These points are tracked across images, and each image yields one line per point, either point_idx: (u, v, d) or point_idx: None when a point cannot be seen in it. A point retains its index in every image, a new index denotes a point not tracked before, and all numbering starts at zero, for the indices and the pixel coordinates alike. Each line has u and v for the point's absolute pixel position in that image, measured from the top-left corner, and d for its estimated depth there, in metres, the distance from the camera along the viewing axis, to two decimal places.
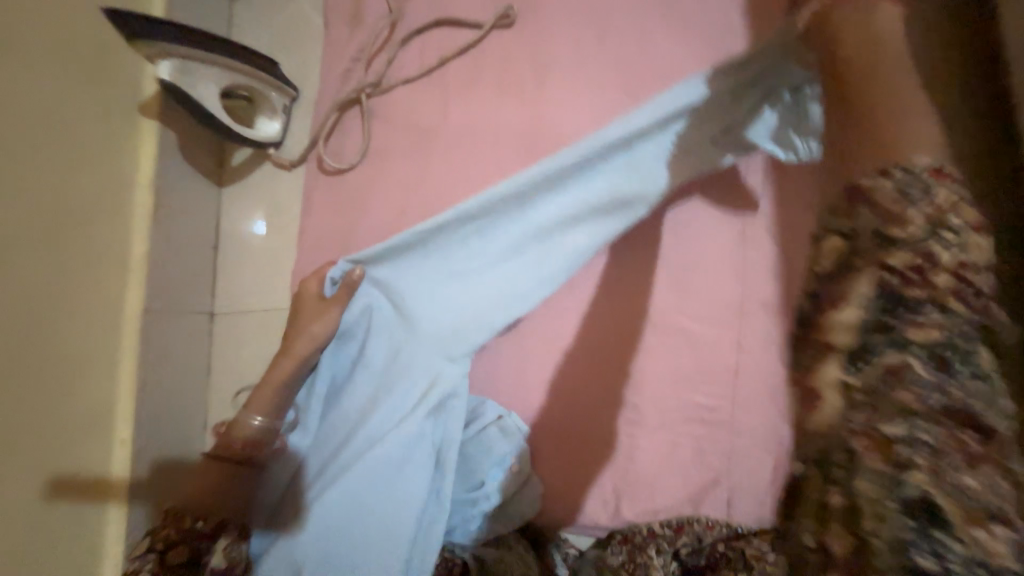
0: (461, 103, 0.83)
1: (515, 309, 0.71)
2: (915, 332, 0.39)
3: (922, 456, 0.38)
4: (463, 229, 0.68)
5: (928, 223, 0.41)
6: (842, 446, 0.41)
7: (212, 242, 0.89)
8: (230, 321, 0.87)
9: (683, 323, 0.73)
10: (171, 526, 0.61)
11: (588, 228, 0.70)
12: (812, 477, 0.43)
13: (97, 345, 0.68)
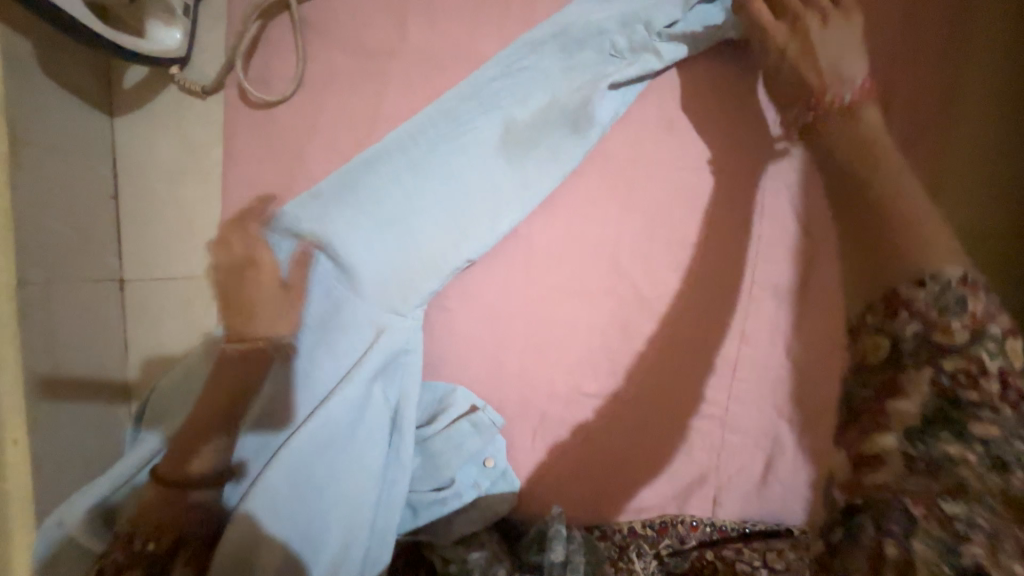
0: (423, 18, 0.63)
1: (466, 231, 0.62)
2: (894, 327, 0.44)
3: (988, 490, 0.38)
4: (404, 155, 0.61)
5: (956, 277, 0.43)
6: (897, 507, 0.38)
7: (110, 193, 0.70)
8: (145, 288, 0.72)
9: (683, 310, 0.64)
10: (121, 547, 0.51)
11: (548, 151, 0.62)
12: (864, 519, 0.39)
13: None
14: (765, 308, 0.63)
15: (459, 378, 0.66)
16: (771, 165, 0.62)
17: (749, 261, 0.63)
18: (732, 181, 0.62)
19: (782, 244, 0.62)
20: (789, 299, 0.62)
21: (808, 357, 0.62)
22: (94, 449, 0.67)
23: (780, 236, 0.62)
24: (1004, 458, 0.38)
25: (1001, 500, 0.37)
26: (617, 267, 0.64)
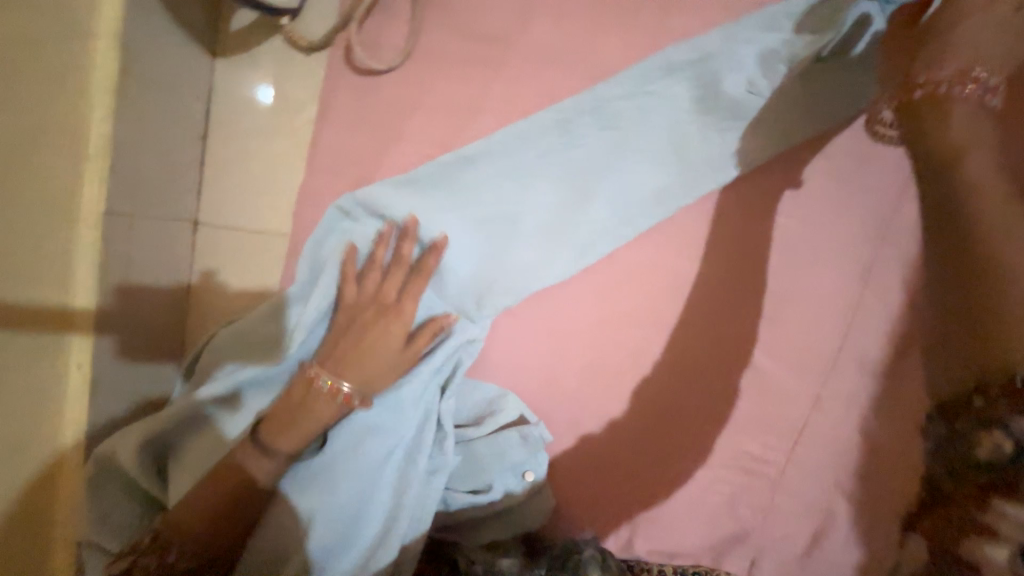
0: (547, 13, 0.61)
1: (556, 249, 0.63)
2: None
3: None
4: (498, 167, 0.62)
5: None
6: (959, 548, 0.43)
7: (200, 133, 0.70)
8: (218, 234, 0.72)
9: (758, 360, 0.61)
10: (156, 554, 0.52)
11: (686, 175, 0.59)
12: None
13: (26, 249, 0.51)
14: (848, 376, 0.59)
15: (512, 386, 0.65)
16: (883, 230, 0.58)
17: (841, 324, 0.59)
18: (839, 238, 0.59)
19: (879, 316, 0.58)
20: (876, 372, 0.59)
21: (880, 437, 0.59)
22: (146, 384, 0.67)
23: (879, 306, 0.58)
24: None
25: None
26: (696, 305, 0.62)
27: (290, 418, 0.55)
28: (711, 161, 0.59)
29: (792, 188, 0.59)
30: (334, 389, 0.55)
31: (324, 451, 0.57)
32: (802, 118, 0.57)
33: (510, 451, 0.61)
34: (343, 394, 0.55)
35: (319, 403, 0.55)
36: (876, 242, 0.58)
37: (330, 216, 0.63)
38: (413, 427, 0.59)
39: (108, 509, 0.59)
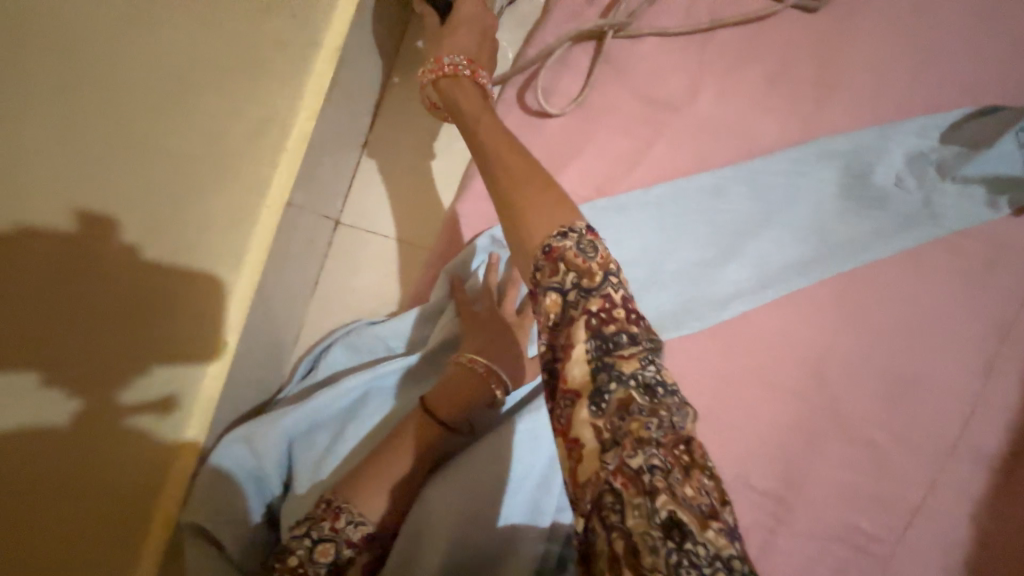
0: (713, 89, 0.67)
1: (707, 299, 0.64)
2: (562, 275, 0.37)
3: (665, 434, 0.34)
4: (663, 213, 0.65)
5: (559, 234, 0.38)
6: (605, 486, 0.33)
7: (360, 141, 0.74)
8: (357, 235, 0.75)
9: (876, 437, 0.63)
10: (330, 517, 0.51)
11: (841, 250, 0.63)
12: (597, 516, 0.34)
13: (82, 189, 0.42)
14: (962, 465, 0.61)
15: None
16: (1007, 330, 0.62)
17: (960, 414, 0.62)
18: (965, 330, 0.62)
19: (997, 410, 0.61)
20: (988, 464, 0.61)
21: (993, 533, 0.60)
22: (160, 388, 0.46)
23: (998, 402, 0.61)
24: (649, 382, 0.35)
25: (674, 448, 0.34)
26: (823, 374, 0.63)
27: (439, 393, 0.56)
28: (858, 240, 0.63)
29: (925, 277, 0.63)
30: (477, 365, 0.56)
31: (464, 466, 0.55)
32: (955, 216, 0.62)
33: None
34: (483, 369, 0.56)
35: (465, 382, 0.56)
36: (998, 341, 0.62)
37: (481, 240, 0.66)
38: (548, 456, 0.57)
39: (229, 505, 0.56)
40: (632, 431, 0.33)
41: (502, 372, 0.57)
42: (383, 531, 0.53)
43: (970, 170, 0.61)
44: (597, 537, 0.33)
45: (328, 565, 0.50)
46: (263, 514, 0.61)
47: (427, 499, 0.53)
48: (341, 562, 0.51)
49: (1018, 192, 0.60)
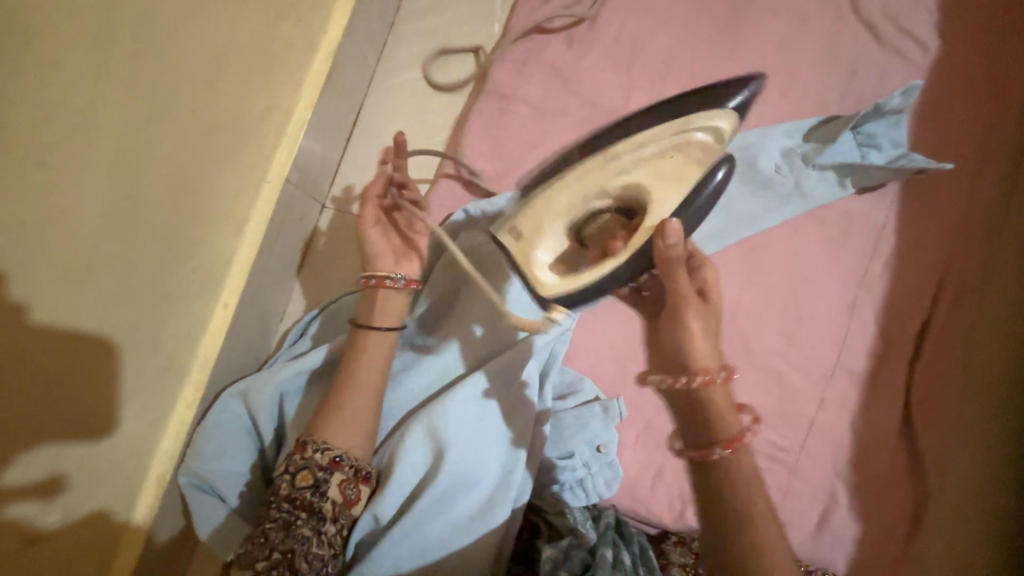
0: (642, 98, 0.85)
1: None
2: None
3: None
4: None
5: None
6: None
7: (344, 137, 0.84)
8: (341, 218, 0.84)
9: (779, 367, 0.79)
10: (299, 449, 0.57)
11: (739, 221, 0.81)
12: None
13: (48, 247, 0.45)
14: (842, 385, 0.79)
15: (587, 372, 0.78)
16: (864, 279, 0.81)
17: (837, 344, 0.80)
18: (836, 280, 0.81)
19: (864, 339, 0.80)
20: (862, 382, 0.79)
21: (868, 433, 0.77)
22: (61, 466, 0.51)
23: (863, 333, 0.80)
24: None
25: None
26: (738, 319, 0.80)
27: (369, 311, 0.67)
28: (752, 213, 0.81)
29: (804, 240, 0.82)
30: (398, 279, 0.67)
31: (452, 399, 0.64)
32: (819, 194, 0.82)
33: (590, 426, 0.71)
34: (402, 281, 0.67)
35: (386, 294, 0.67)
36: (859, 287, 0.81)
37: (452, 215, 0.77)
38: (522, 395, 0.68)
39: (224, 453, 0.64)
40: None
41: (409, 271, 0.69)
42: (356, 456, 0.59)
43: (824, 160, 0.81)
44: None
45: (312, 487, 0.57)
46: (251, 469, 0.66)
47: (422, 429, 0.62)
48: (321, 484, 0.57)
49: (858, 175, 0.81)
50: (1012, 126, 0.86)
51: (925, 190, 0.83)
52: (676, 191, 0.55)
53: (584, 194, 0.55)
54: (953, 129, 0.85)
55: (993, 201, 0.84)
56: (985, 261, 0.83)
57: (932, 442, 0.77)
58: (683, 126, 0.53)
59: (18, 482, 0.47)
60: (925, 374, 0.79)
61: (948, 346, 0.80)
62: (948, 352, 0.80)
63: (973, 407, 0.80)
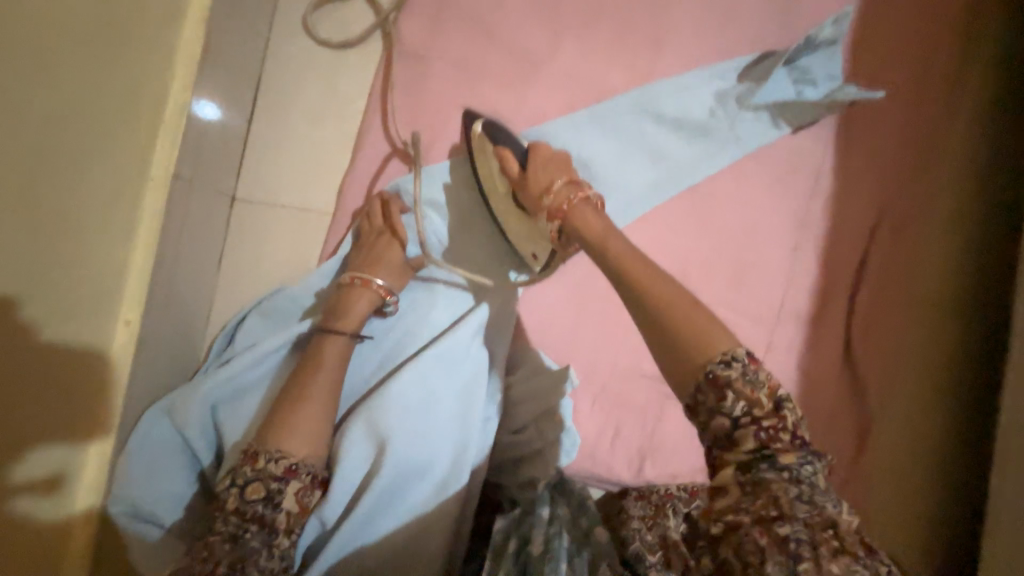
0: (570, 46, 0.78)
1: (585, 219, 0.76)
2: (723, 376, 0.46)
3: (752, 381, 0.46)
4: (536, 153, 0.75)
5: (721, 358, 0.47)
6: (716, 412, 0.46)
7: (246, 116, 0.75)
8: (256, 210, 0.76)
9: (728, 315, 0.79)
10: (247, 462, 0.52)
11: (678, 172, 0.78)
12: (712, 431, 0.46)
13: None
14: (790, 326, 0.80)
15: (539, 344, 0.76)
16: (805, 218, 0.81)
17: (783, 287, 0.80)
18: (779, 222, 0.80)
19: (808, 278, 0.81)
20: (807, 322, 0.80)
21: (814, 370, 0.80)
22: (53, 465, 0.51)
23: (807, 272, 0.81)
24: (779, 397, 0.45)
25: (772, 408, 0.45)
26: (685, 273, 0.79)
27: (333, 311, 0.63)
28: (691, 162, 0.78)
29: (747, 185, 0.80)
30: (379, 287, 0.64)
31: (393, 389, 0.61)
32: (755, 136, 0.80)
33: (542, 398, 0.71)
34: (382, 289, 0.64)
35: (358, 295, 0.63)
36: (802, 228, 0.81)
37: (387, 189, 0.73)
38: (468, 376, 0.66)
39: (158, 474, 0.61)
40: (768, 496, 0.43)
41: (381, 278, 0.65)
42: (312, 462, 0.55)
43: (758, 99, 0.78)
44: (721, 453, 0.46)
45: (263, 500, 0.52)
46: (196, 486, 0.64)
47: (363, 424, 0.59)
48: (274, 495, 0.52)
49: (793, 111, 0.79)
50: (945, 45, 0.83)
51: (861, 120, 0.82)
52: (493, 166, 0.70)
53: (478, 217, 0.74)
54: (886, 54, 0.82)
55: (928, 126, 0.83)
56: (920, 184, 0.83)
57: (869, 366, 0.80)
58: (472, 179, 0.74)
59: (25, 478, 0.48)
60: (870, 298, 0.81)
61: (880, 299, 0.81)
62: (880, 308, 0.81)
63: (914, 361, 0.81)
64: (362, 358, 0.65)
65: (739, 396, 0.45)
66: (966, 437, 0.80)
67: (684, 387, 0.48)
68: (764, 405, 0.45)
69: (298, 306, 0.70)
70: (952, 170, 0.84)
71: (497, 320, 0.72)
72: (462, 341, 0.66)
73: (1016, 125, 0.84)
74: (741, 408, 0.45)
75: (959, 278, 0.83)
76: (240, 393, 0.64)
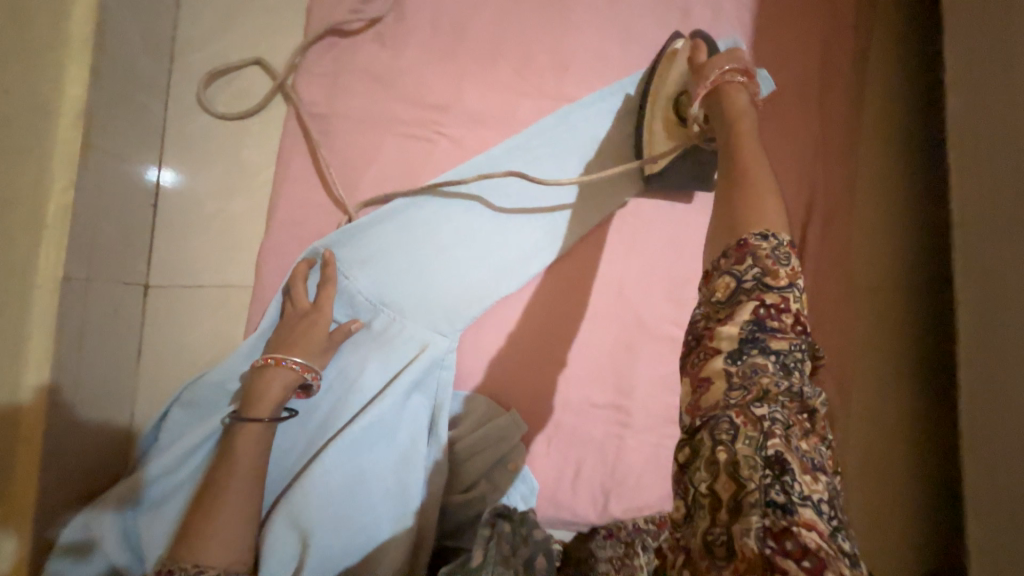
0: (475, 86, 0.78)
1: (510, 262, 0.75)
2: (741, 266, 0.41)
3: (777, 257, 0.41)
4: (453, 197, 0.74)
5: (758, 234, 0.42)
6: (732, 279, 0.41)
7: (149, 203, 0.73)
8: (170, 295, 0.73)
9: (674, 333, 0.78)
10: None
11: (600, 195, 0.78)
12: (717, 288, 0.42)
13: None
14: None
15: (483, 391, 0.73)
16: None
17: None
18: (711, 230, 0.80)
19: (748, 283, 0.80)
20: None
21: None
22: None
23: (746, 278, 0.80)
24: (766, 283, 0.40)
25: (791, 290, 0.41)
26: (623, 295, 0.78)
27: (248, 396, 0.60)
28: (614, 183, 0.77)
29: (672, 200, 0.80)
30: (294, 364, 0.61)
31: (321, 465, 0.60)
32: None
33: (488, 456, 0.68)
34: (299, 366, 0.61)
35: (272, 376, 0.61)
36: None
37: (305, 254, 0.70)
38: (404, 441, 0.65)
39: None
40: (758, 389, 0.37)
41: (297, 355, 0.62)
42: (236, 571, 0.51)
43: None
44: (711, 317, 0.41)
45: None
46: None
47: (285, 520, 0.57)
48: None
49: None
50: (845, 25, 0.85)
51: (777, 115, 0.82)
52: (681, 58, 0.68)
53: (666, 66, 0.71)
54: (787, 52, 0.83)
55: (840, 108, 0.84)
56: (840, 156, 0.83)
57: (824, 335, 0.79)
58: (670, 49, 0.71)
59: None
60: (817, 260, 0.81)
61: (827, 256, 0.81)
62: (836, 326, 0.80)
63: (870, 378, 0.82)
64: (290, 438, 0.64)
65: (757, 264, 0.41)
66: (921, 358, 0.82)
67: (713, 257, 0.44)
68: (777, 283, 0.40)
69: (217, 390, 0.66)
70: (870, 120, 0.86)
71: (432, 377, 0.70)
72: (390, 406, 0.65)
73: (916, 59, 0.87)
74: (754, 278, 0.40)
75: (890, 208, 0.85)
76: (163, 492, 0.62)
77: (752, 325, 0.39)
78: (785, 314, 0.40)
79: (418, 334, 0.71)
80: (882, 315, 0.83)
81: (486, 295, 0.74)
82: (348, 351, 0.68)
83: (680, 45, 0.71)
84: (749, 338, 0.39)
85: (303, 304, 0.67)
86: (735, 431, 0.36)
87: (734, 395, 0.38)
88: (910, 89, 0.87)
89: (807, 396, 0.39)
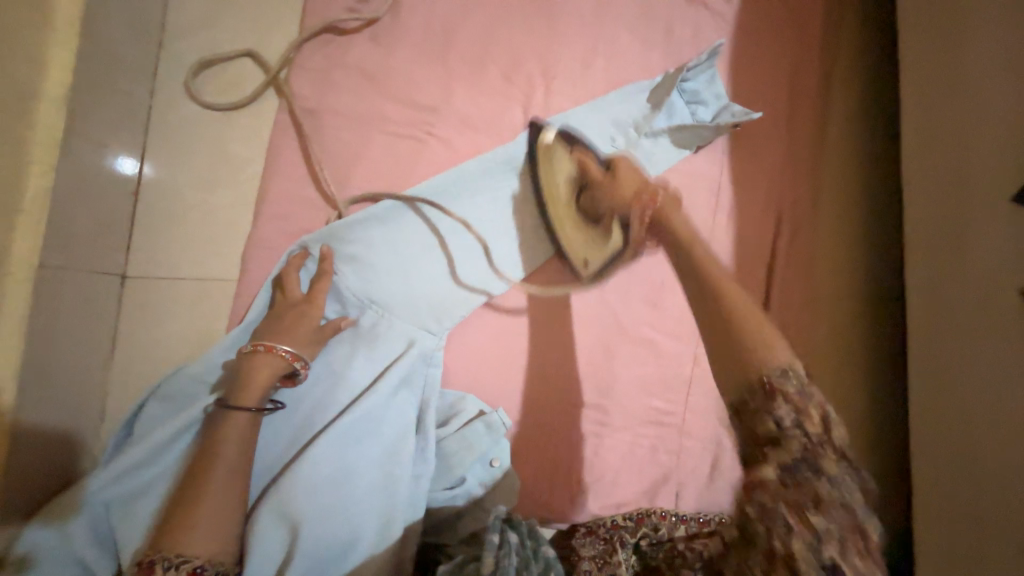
0: (466, 91, 0.80)
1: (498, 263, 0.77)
2: (776, 416, 0.43)
3: (797, 400, 0.44)
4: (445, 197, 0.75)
5: (780, 368, 0.45)
6: (769, 416, 0.43)
7: (129, 190, 0.71)
8: (149, 284, 0.72)
9: (652, 336, 0.82)
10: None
11: None
12: (757, 425, 0.44)
13: None
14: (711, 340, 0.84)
15: (467, 388, 0.75)
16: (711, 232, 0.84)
17: None
18: None
19: None
20: None
21: None
22: None
23: None
24: (803, 424, 0.43)
25: (828, 431, 0.43)
26: (605, 299, 0.81)
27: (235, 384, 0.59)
28: None
29: None
30: (285, 352, 0.61)
31: (308, 458, 0.60)
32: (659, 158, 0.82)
33: (473, 451, 0.69)
34: (289, 355, 0.61)
35: (260, 364, 0.60)
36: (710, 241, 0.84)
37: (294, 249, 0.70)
38: (392, 435, 0.66)
39: None
40: (814, 494, 0.40)
41: (288, 346, 0.62)
42: (221, 559, 0.51)
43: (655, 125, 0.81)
44: (755, 450, 0.44)
45: None
46: None
47: (271, 513, 0.57)
48: None
49: (689, 134, 0.82)
50: (812, 53, 0.91)
51: (749, 133, 0.87)
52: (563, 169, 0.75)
53: (547, 161, 0.75)
54: (760, 75, 0.89)
55: (807, 129, 0.90)
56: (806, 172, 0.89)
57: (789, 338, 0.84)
58: (545, 149, 0.75)
59: None
60: (784, 269, 0.86)
61: (793, 264, 0.86)
62: (800, 330, 0.86)
63: (829, 378, 0.88)
64: (274, 433, 0.63)
65: (790, 407, 0.43)
66: (875, 359, 0.89)
67: (743, 379, 0.46)
68: (814, 425, 0.43)
69: (199, 382, 0.65)
70: (833, 139, 0.93)
71: (420, 372, 0.71)
72: (379, 400, 0.66)
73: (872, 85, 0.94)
74: (791, 419, 0.43)
75: (849, 220, 0.92)
76: (136, 486, 0.60)
77: (801, 454, 0.42)
78: (825, 450, 0.42)
79: (406, 330, 0.72)
80: (841, 319, 0.89)
81: (475, 294, 0.76)
82: (336, 345, 0.68)
83: (551, 137, 0.75)
84: (800, 459, 0.41)
85: (296, 295, 0.67)
86: (793, 535, 0.39)
87: (799, 508, 0.40)
88: (872, 109, 0.94)
89: (850, 498, 0.41)
